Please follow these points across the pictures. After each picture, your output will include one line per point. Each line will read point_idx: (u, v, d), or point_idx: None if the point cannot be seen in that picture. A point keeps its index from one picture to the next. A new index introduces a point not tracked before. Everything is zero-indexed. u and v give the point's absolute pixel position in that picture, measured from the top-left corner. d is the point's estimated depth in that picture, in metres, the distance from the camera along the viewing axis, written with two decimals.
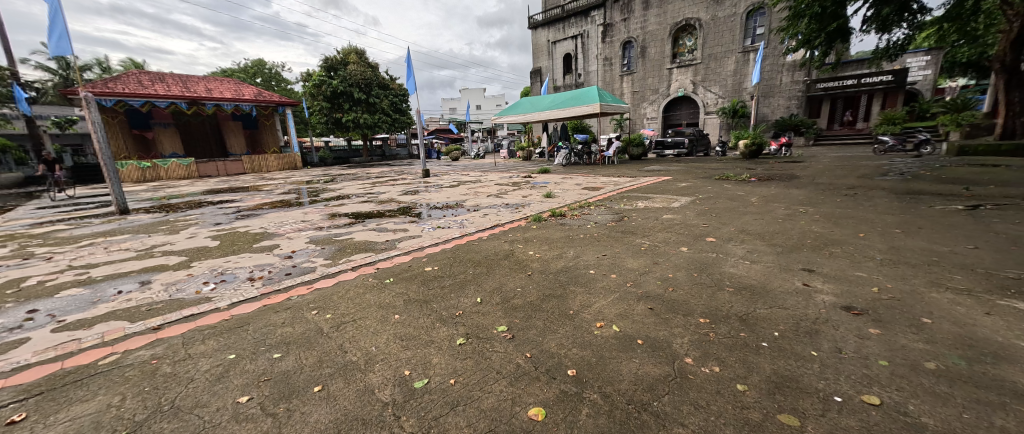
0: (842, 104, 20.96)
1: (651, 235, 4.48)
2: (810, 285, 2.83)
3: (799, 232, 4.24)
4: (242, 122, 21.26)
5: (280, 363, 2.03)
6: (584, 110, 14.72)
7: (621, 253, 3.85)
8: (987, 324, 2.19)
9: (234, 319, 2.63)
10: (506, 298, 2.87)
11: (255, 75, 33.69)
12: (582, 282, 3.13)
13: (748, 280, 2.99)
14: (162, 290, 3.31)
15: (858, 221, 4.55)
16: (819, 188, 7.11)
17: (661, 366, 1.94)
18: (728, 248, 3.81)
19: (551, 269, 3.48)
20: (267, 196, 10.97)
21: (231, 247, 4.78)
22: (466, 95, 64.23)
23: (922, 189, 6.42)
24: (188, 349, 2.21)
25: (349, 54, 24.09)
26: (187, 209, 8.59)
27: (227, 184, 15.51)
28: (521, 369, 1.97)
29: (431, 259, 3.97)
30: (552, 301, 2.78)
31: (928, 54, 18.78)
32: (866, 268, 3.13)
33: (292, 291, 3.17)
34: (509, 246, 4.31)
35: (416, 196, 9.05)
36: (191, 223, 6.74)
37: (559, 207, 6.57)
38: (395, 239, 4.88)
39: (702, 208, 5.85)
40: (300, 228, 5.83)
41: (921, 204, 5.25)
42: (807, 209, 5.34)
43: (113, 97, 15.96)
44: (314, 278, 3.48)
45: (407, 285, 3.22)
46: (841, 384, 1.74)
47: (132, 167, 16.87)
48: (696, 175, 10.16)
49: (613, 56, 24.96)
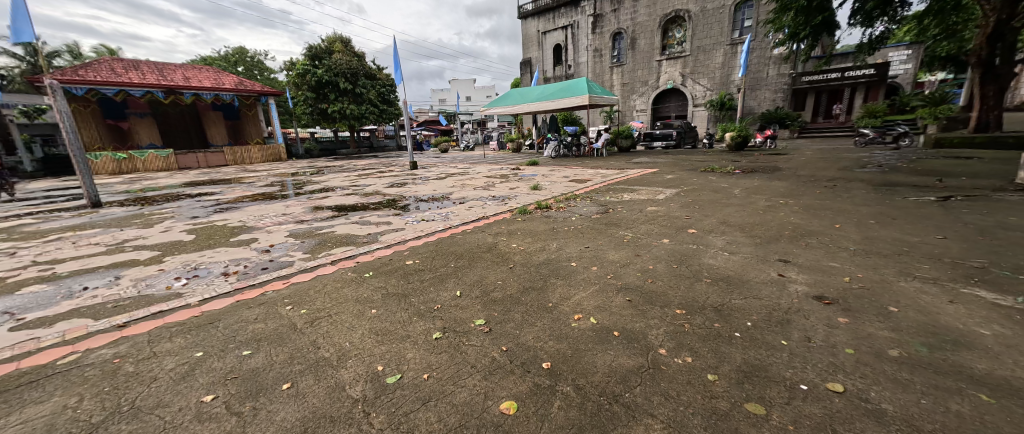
0: (827, 97, 21.36)
1: (634, 227, 4.51)
2: (785, 276, 2.88)
3: (778, 223, 4.31)
4: (223, 112, 20.69)
5: (249, 360, 2.00)
6: (573, 102, 14.67)
7: (603, 245, 3.86)
8: (950, 312, 2.26)
9: (204, 315, 2.57)
10: (487, 291, 2.85)
11: (237, 63, 32.72)
12: (563, 274, 3.14)
13: (725, 271, 3.03)
14: (131, 286, 3.22)
15: (835, 213, 4.65)
16: (801, 180, 7.24)
17: (634, 358, 1.95)
18: (708, 240, 3.86)
19: (532, 262, 3.47)
20: (248, 188, 10.70)
21: (207, 241, 4.67)
22: (455, 85, 63.49)
23: (898, 180, 6.58)
24: (153, 347, 2.17)
25: (335, 42, 23.56)
26: (164, 202, 8.34)
27: (207, 176, 15.12)
28: (496, 363, 1.96)
29: (413, 252, 3.92)
30: (530, 294, 2.78)
31: (910, 48, 19.45)
32: (839, 258, 3.19)
33: (267, 285, 3.11)
34: (492, 238, 4.30)
35: (402, 188, 8.94)
36: (167, 217, 6.55)
37: (546, 199, 6.56)
38: (377, 233, 4.81)
39: (686, 200, 5.91)
40: (281, 222, 5.70)
41: (896, 196, 5.39)
42: (787, 201, 5.43)
43: (84, 85, 15.30)
44: (291, 272, 3.42)
45: (386, 279, 3.18)
46: (808, 372, 1.77)
47: (106, 159, 16.27)
48: (683, 167, 10.25)
49: (603, 47, 24.85)
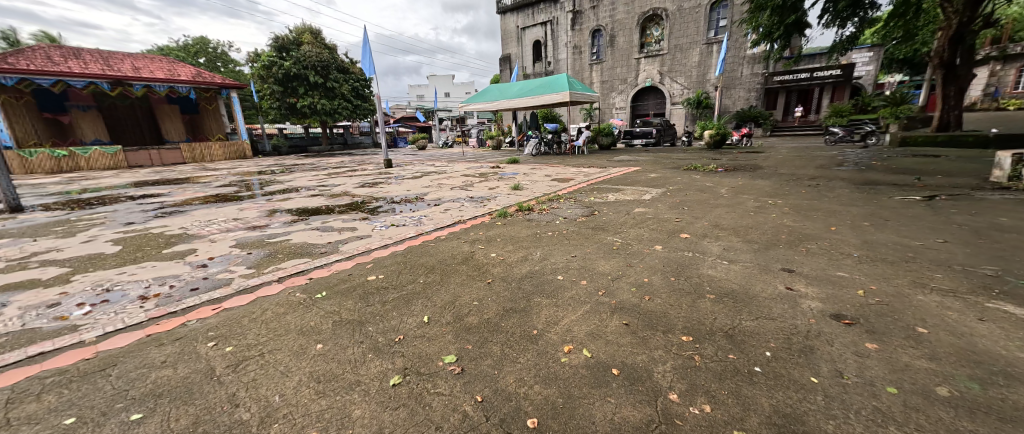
0: (796, 96, 21.94)
1: (623, 232, 4.16)
2: (793, 290, 2.57)
3: (772, 226, 4.05)
4: (178, 105, 19.31)
5: (137, 430, 1.54)
6: (553, 98, 14.34)
7: (592, 254, 3.49)
8: (984, 333, 1.97)
9: (98, 358, 2.07)
10: (460, 315, 2.42)
11: (198, 54, 30.70)
12: (549, 291, 2.74)
13: (729, 285, 2.70)
14: (17, 317, 2.63)
15: (826, 214, 4.43)
16: (783, 178, 7.14)
17: (640, 407, 1.58)
18: (704, 246, 3.56)
19: (514, 276, 3.06)
20: (202, 188, 9.80)
21: (134, 254, 4.05)
22: (434, 82, 62.32)
23: (878, 179, 6.54)
24: (10, 412, 1.67)
25: (303, 33, 22.28)
26: (100, 206, 7.45)
27: (158, 175, 13.94)
28: (468, 422, 1.54)
29: (377, 266, 3.42)
30: (513, 316, 2.38)
31: (871, 50, 20.06)
32: (845, 266, 2.91)
33: (192, 313, 2.59)
34: (468, 247, 3.85)
35: (374, 188, 8.33)
36: (97, 223, 5.77)
37: (527, 200, 6.17)
38: (339, 241, 4.26)
39: (673, 200, 5.63)
40: (229, 228, 5.06)
41: (881, 195, 5.25)
42: (775, 201, 5.24)
43: (16, 75, 13.74)
44: (226, 295, 2.89)
45: (341, 302, 2.68)
46: (854, 425, 1.43)
47: (44, 156, 14.67)
48: (664, 165, 10.13)
49: (582, 44, 24.70)
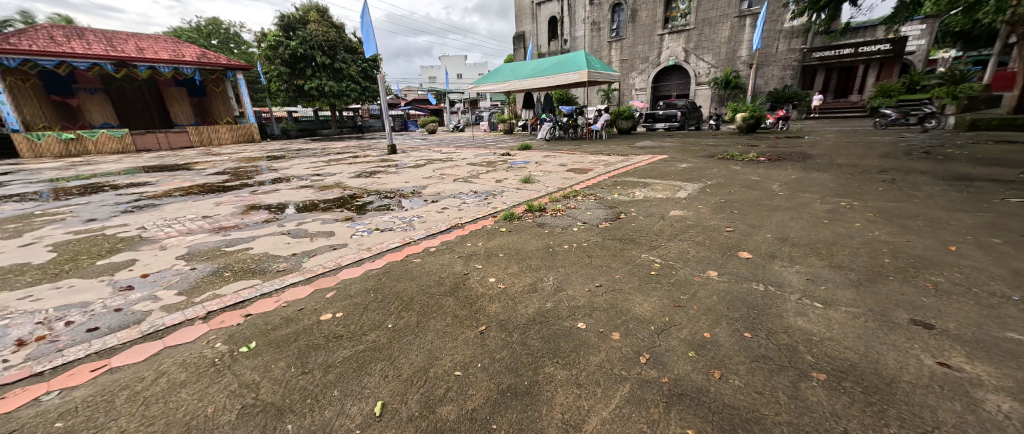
0: (837, 75, 20.03)
1: (661, 247, 3.23)
2: (953, 368, 1.64)
3: (862, 243, 3.05)
4: (186, 88, 18.83)
5: None
6: (569, 78, 13.06)
7: (624, 283, 2.60)
8: None
9: None
10: (431, 402, 1.59)
11: (210, 36, 30.32)
12: (566, 353, 1.87)
13: (840, 352, 1.78)
14: None
15: (929, 224, 3.38)
16: (845, 171, 6.03)
17: None
18: (777, 274, 2.62)
19: (515, 321, 2.18)
20: (193, 176, 9.17)
21: (61, 267, 3.34)
22: (446, 62, 61.01)
23: (970, 173, 5.37)
24: None
25: (310, 12, 21.41)
26: (76, 197, 6.89)
27: (160, 161, 13.55)
28: None
29: (338, 296, 2.58)
30: (512, 409, 1.54)
31: (924, 23, 17.86)
32: (1015, 323, 1.92)
33: (62, 378, 1.84)
34: (460, 266, 2.99)
35: (369, 179, 7.55)
36: (57, 220, 5.16)
37: (539, 197, 5.25)
38: (306, 253, 3.46)
39: (716, 200, 4.63)
40: (190, 231, 4.34)
41: (989, 196, 4.14)
42: (848, 203, 4.20)
43: (18, 56, 13.33)
44: (125, 342, 2.13)
45: (267, 363, 1.88)
46: None
47: (51, 139, 14.37)
48: (695, 153, 9.03)
49: (601, 20, 23.07)
